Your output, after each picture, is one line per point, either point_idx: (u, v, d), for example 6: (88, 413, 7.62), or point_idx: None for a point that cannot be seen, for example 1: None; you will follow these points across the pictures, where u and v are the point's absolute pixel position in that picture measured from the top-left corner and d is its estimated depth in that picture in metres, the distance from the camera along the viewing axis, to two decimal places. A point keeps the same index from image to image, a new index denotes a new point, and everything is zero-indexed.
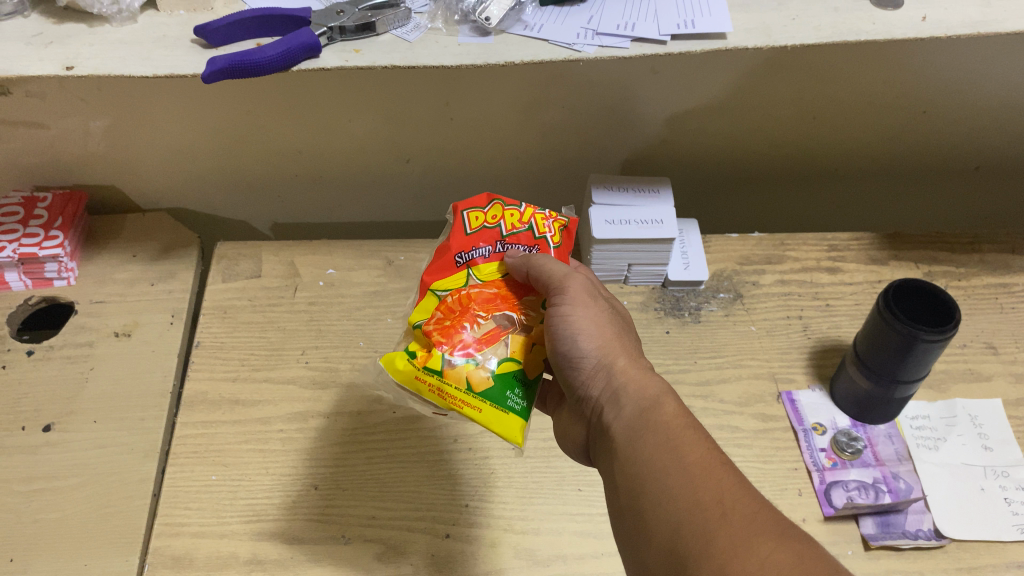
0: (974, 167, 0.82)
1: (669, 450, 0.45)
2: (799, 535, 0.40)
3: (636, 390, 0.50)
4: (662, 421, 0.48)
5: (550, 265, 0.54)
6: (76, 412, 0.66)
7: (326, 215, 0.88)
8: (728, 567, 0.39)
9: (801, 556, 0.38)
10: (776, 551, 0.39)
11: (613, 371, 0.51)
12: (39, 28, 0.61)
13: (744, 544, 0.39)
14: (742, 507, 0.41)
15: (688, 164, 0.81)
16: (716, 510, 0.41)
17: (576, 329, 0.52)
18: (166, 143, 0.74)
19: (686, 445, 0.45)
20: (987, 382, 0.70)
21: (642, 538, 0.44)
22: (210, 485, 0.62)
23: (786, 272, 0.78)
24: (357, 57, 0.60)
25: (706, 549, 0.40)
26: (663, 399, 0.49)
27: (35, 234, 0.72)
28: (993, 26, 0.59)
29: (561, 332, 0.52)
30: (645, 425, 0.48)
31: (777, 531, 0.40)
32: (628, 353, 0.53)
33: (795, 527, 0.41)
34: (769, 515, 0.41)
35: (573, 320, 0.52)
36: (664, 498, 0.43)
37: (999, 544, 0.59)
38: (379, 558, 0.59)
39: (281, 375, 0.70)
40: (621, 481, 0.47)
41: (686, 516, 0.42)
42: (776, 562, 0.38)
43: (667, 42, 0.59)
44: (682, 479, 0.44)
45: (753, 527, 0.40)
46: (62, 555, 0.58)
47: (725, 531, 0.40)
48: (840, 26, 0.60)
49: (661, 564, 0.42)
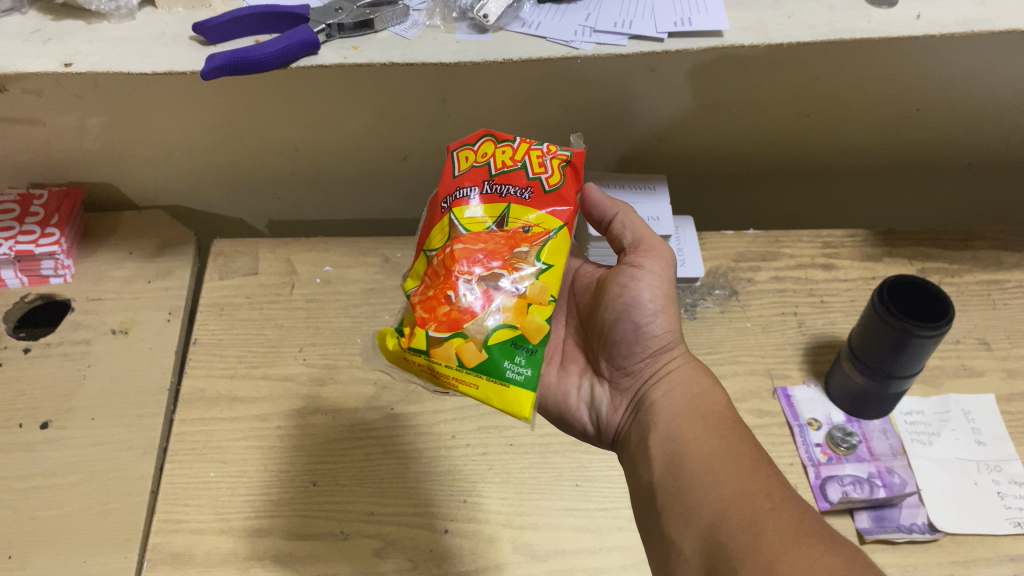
0: (967, 164, 0.82)
1: (723, 437, 0.48)
2: (843, 543, 0.41)
3: (693, 376, 0.54)
4: (718, 410, 0.51)
5: (632, 227, 0.59)
6: (74, 410, 0.66)
7: (322, 212, 0.88)
8: (776, 563, 0.39)
9: (851, 561, 0.39)
10: (826, 555, 0.39)
11: (670, 351, 0.55)
12: (37, 25, 0.62)
13: (793, 544, 0.40)
14: (789, 508, 0.42)
15: (684, 161, 0.81)
16: (766, 509, 0.42)
17: (651, 300, 0.55)
18: (163, 140, 0.74)
19: (741, 439, 0.48)
20: (980, 377, 0.70)
21: (681, 522, 0.45)
22: (209, 482, 0.62)
23: (781, 268, 0.78)
24: (354, 53, 0.60)
25: (754, 540, 0.41)
26: (715, 390, 0.53)
27: (31, 231, 0.72)
28: (987, 24, 0.60)
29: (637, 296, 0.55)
30: (702, 408, 0.51)
31: (826, 538, 0.40)
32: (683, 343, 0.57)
33: (838, 536, 0.42)
34: (813, 520, 0.42)
35: (651, 292, 0.55)
36: (712, 487, 0.45)
37: (992, 537, 0.60)
38: (379, 553, 0.59)
39: (279, 372, 0.70)
40: (664, 460, 0.49)
41: (731, 507, 0.43)
42: (828, 565, 0.38)
43: (664, 39, 0.60)
44: (734, 474, 0.45)
45: (803, 529, 0.41)
46: (61, 552, 0.58)
47: (774, 527, 0.41)
48: (835, 24, 0.60)
49: (700, 550, 0.43)
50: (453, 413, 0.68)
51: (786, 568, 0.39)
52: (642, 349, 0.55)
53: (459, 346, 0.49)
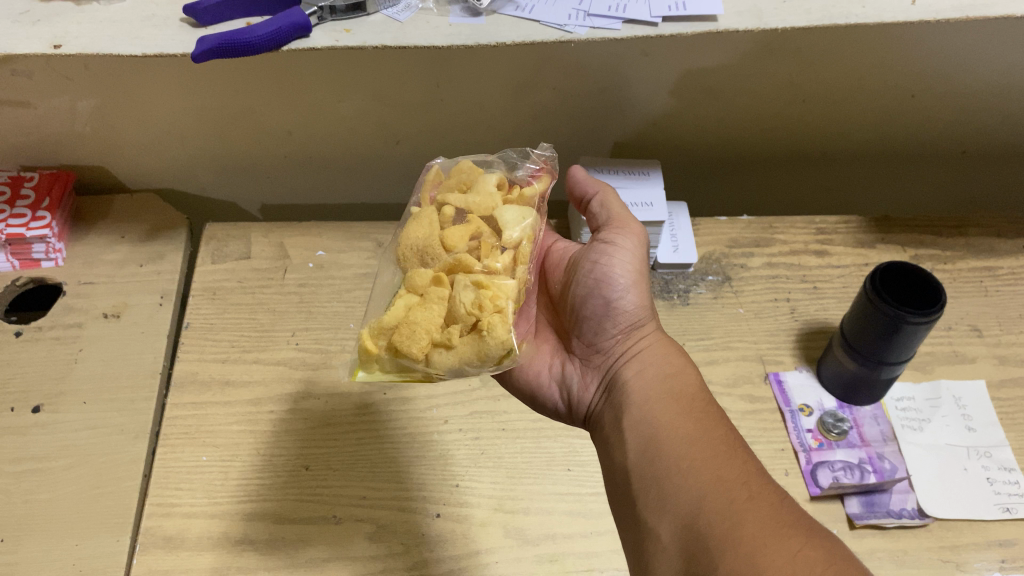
0: (961, 151, 0.82)
1: (698, 423, 0.48)
2: (822, 533, 0.41)
3: (667, 356, 0.54)
4: (688, 392, 0.51)
5: (611, 205, 0.60)
6: (67, 393, 0.66)
7: (315, 195, 0.87)
8: (755, 553, 0.39)
9: (830, 553, 0.39)
10: (806, 546, 0.39)
11: (642, 330, 0.56)
12: (25, 6, 0.63)
13: (774, 534, 0.40)
14: (767, 498, 0.43)
15: (679, 147, 0.81)
16: (746, 498, 0.42)
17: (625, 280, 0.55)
18: (155, 124, 0.74)
19: (717, 425, 0.48)
20: (971, 363, 0.70)
21: (659, 511, 0.45)
22: (202, 465, 0.62)
23: (774, 254, 0.78)
24: (347, 36, 0.61)
25: (733, 528, 0.41)
26: (688, 371, 0.53)
27: (22, 214, 0.72)
28: (981, 10, 0.62)
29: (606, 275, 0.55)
30: (669, 383, 0.52)
31: (805, 527, 0.41)
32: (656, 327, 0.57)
33: (817, 524, 0.42)
34: (791, 509, 0.42)
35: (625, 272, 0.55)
36: (690, 474, 0.45)
37: (981, 523, 0.60)
38: (370, 537, 0.59)
39: (271, 357, 0.70)
40: (639, 448, 0.49)
41: (710, 495, 0.43)
42: (808, 557, 0.38)
43: (658, 24, 0.61)
44: (713, 462, 0.45)
45: (783, 520, 0.41)
46: (52, 535, 0.59)
47: (752, 516, 0.41)
48: (831, 9, 0.62)
49: (678, 538, 0.43)
50: (447, 398, 0.67)
51: (764, 557, 0.39)
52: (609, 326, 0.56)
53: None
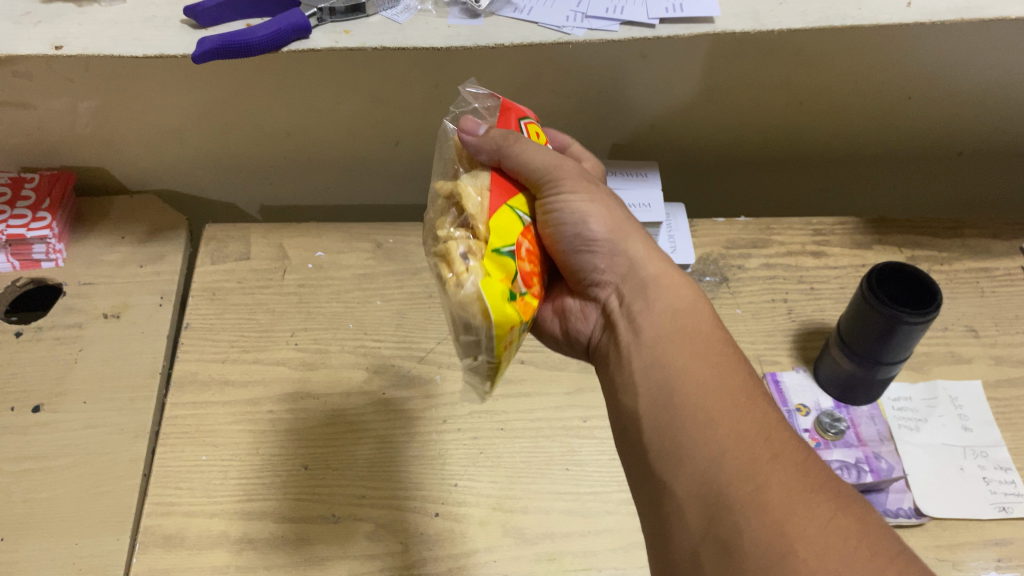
0: (958, 152, 0.83)
1: (708, 369, 0.45)
2: (847, 496, 0.40)
3: (666, 280, 0.51)
4: (693, 326, 0.48)
5: (532, 152, 0.49)
6: (67, 393, 0.67)
7: (314, 196, 0.88)
8: (785, 523, 0.37)
9: (861, 523, 0.38)
10: (834, 514, 0.38)
11: (632, 253, 0.51)
12: (27, 7, 0.63)
13: (801, 499, 0.38)
14: (790, 456, 0.41)
15: (677, 148, 0.81)
16: (771, 460, 0.40)
17: (597, 212, 0.51)
18: (155, 125, 0.74)
19: (727, 368, 0.45)
20: (968, 364, 0.71)
21: (672, 465, 0.42)
22: (201, 465, 0.63)
23: (771, 255, 0.79)
24: (347, 37, 0.61)
25: (758, 493, 0.39)
26: (695, 299, 0.50)
27: (23, 215, 0.72)
28: (976, 12, 0.63)
29: (579, 216, 0.50)
30: (667, 313, 0.49)
31: (832, 492, 0.39)
32: (652, 246, 0.53)
33: (841, 486, 0.41)
34: (814, 468, 0.41)
35: (593, 202, 0.51)
36: (707, 430, 0.42)
37: (977, 522, 0.61)
38: (370, 536, 0.59)
39: (270, 357, 0.70)
40: (649, 395, 0.45)
41: (730, 454, 0.41)
42: (838, 526, 0.37)
43: (656, 25, 0.62)
44: (730, 418, 0.42)
45: (811, 484, 0.39)
46: (52, 534, 0.59)
47: (777, 478, 0.39)
48: (827, 11, 0.63)
49: (694, 499, 0.40)
50: (446, 397, 0.68)
51: (793, 527, 0.37)
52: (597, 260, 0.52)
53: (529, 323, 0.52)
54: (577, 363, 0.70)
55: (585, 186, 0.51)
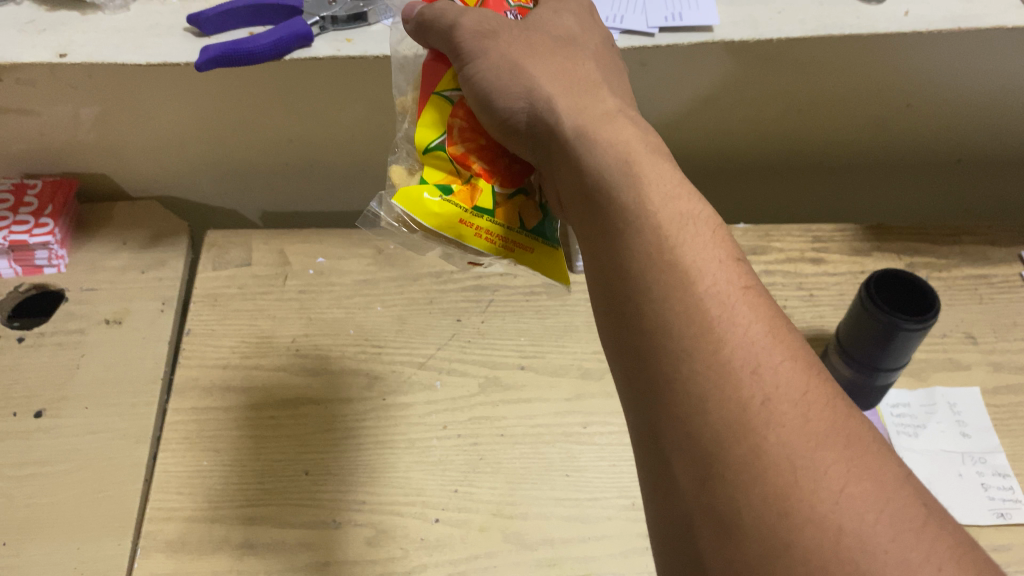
0: (956, 160, 0.83)
1: (667, 264, 0.35)
2: (860, 440, 0.31)
3: (602, 131, 0.40)
4: (646, 207, 0.37)
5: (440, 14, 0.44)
6: (68, 399, 0.67)
7: (315, 202, 0.88)
8: (789, 498, 0.29)
9: (880, 483, 0.29)
10: (851, 479, 0.29)
11: (554, 107, 0.42)
12: (31, 16, 0.64)
13: (806, 459, 0.30)
14: (789, 393, 0.31)
15: (676, 154, 0.82)
16: (761, 397, 0.31)
17: (501, 71, 0.43)
18: (157, 131, 0.74)
19: (688, 255, 0.35)
20: (966, 371, 0.71)
21: (654, 405, 0.33)
22: (202, 470, 0.63)
23: (771, 262, 0.79)
24: (349, 46, 0.63)
25: (753, 456, 0.30)
26: (650, 158, 0.39)
27: (25, 221, 0.73)
28: (974, 21, 0.64)
29: (483, 85, 0.43)
30: (603, 184, 0.38)
31: (845, 441, 0.30)
32: (584, 89, 0.43)
33: (854, 422, 0.32)
34: (823, 414, 0.31)
35: (494, 61, 0.43)
36: (680, 362, 0.33)
37: (975, 528, 0.61)
38: (370, 542, 0.59)
39: (271, 363, 0.70)
40: (614, 309, 0.36)
41: (712, 394, 0.31)
42: (855, 498, 0.29)
43: (655, 34, 0.64)
44: (702, 335, 0.33)
45: (815, 435, 0.30)
46: (53, 540, 0.59)
47: (773, 436, 0.30)
48: (824, 19, 0.64)
49: (683, 457, 0.31)
50: (445, 403, 0.68)
51: (802, 500, 0.29)
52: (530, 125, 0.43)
53: (523, 204, 0.50)
54: (577, 369, 0.71)
55: (484, 39, 0.43)
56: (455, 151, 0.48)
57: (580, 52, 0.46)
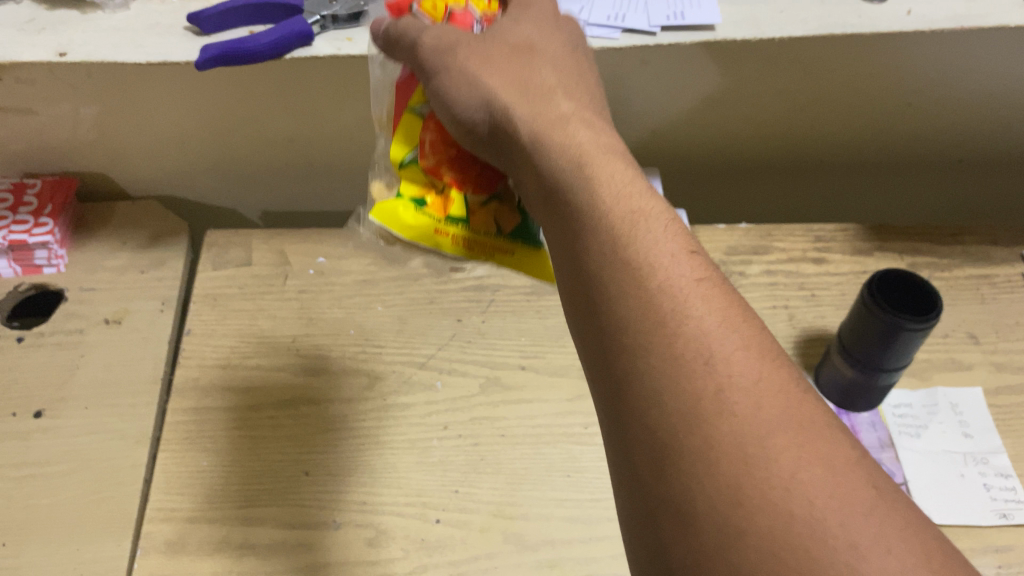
0: (958, 159, 0.83)
1: (620, 267, 0.35)
2: (818, 430, 0.31)
3: (556, 134, 0.40)
4: (599, 210, 0.37)
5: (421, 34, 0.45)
6: (68, 399, 0.67)
7: (315, 202, 0.88)
8: (742, 486, 0.29)
9: (835, 467, 0.29)
10: (804, 465, 0.29)
11: (515, 112, 0.42)
12: (31, 14, 0.64)
13: (758, 446, 0.30)
14: (746, 388, 0.31)
15: (677, 154, 0.81)
16: (709, 390, 0.31)
17: (460, 81, 0.44)
18: (156, 131, 0.74)
19: (640, 254, 0.35)
20: (968, 371, 0.71)
21: (615, 404, 0.33)
22: (202, 470, 0.63)
23: (772, 262, 0.79)
24: (349, 45, 0.63)
25: (704, 449, 0.30)
26: (604, 159, 0.39)
27: (25, 221, 0.73)
28: (976, 20, 0.64)
29: (443, 95, 0.44)
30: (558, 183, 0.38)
31: (799, 428, 0.30)
32: (539, 94, 0.43)
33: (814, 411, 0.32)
34: (779, 403, 0.31)
35: (456, 71, 0.44)
36: (634, 357, 0.33)
37: (978, 529, 0.61)
38: (370, 543, 0.59)
39: (271, 363, 0.70)
40: (575, 309, 0.36)
41: (664, 389, 0.32)
42: (810, 484, 0.29)
43: (656, 33, 0.64)
44: (654, 335, 0.33)
45: (768, 424, 0.30)
46: (53, 540, 0.59)
47: (726, 428, 0.30)
48: (827, 19, 0.64)
49: (647, 452, 0.31)
50: (446, 403, 0.67)
51: (753, 486, 0.29)
52: (491, 131, 0.44)
53: (502, 208, 0.50)
54: (578, 369, 0.70)
55: (448, 53, 0.44)
56: (427, 163, 0.49)
57: (540, 58, 0.45)
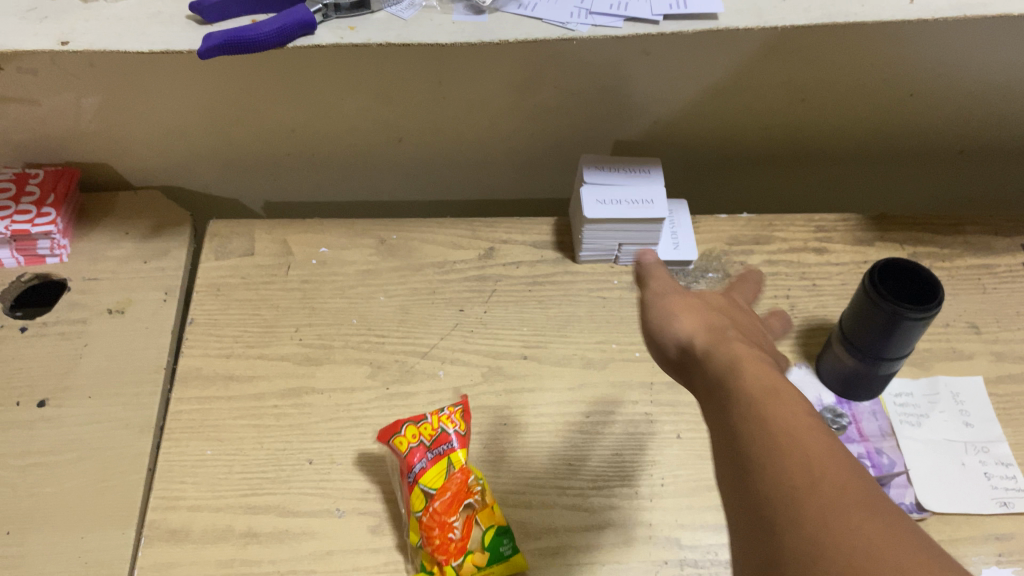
0: (959, 149, 0.83)
1: (758, 422, 0.35)
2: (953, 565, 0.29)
3: (728, 348, 0.42)
4: (741, 382, 0.38)
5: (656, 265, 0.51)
6: (72, 388, 0.67)
7: (317, 192, 0.88)
8: None
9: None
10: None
11: (692, 330, 0.44)
12: (32, 3, 0.64)
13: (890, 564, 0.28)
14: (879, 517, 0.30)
15: (679, 144, 0.81)
16: (819, 487, 0.31)
17: (665, 306, 0.47)
18: (159, 121, 0.74)
19: (777, 413, 0.35)
20: (969, 360, 0.71)
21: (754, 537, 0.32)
22: (206, 459, 0.63)
23: (774, 252, 0.79)
24: (351, 34, 0.62)
25: (815, 556, 0.29)
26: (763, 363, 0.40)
27: (27, 211, 0.73)
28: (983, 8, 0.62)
29: (651, 314, 0.47)
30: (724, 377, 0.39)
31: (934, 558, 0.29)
32: (721, 323, 0.45)
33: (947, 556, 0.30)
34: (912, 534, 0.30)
35: (661, 289, 0.48)
36: (774, 478, 0.33)
37: (978, 517, 0.61)
38: (373, 531, 0.59)
39: (274, 352, 0.70)
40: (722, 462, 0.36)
41: (800, 513, 0.31)
42: None
43: (660, 21, 0.62)
44: (774, 447, 0.34)
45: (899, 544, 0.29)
46: (58, 529, 0.59)
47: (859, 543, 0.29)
48: (830, 9, 0.63)
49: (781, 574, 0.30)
50: (448, 392, 0.68)
51: None
52: (682, 363, 0.44)
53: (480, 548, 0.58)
54: (580, 359, 0.70)
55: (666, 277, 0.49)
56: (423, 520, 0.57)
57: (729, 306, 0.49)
